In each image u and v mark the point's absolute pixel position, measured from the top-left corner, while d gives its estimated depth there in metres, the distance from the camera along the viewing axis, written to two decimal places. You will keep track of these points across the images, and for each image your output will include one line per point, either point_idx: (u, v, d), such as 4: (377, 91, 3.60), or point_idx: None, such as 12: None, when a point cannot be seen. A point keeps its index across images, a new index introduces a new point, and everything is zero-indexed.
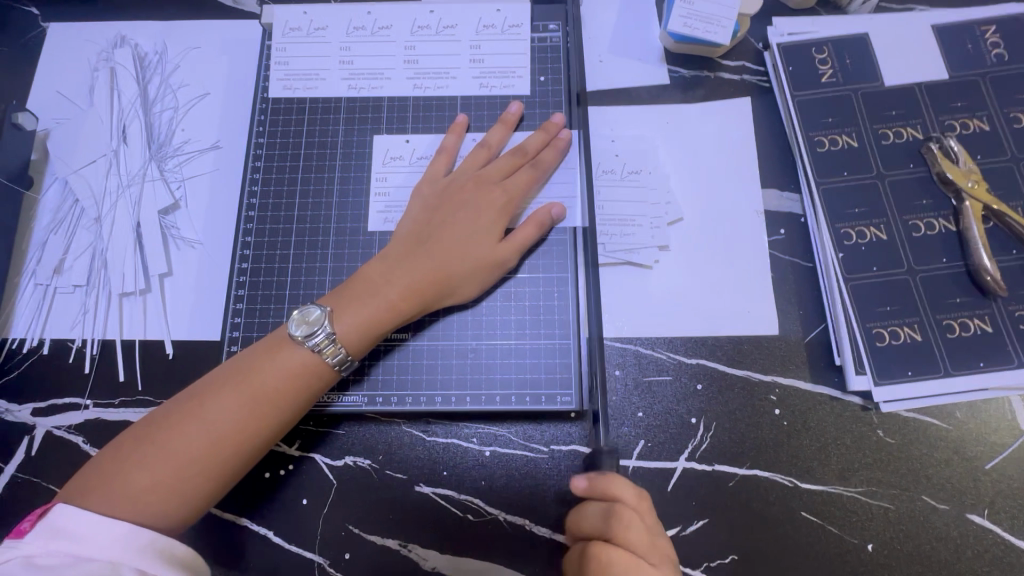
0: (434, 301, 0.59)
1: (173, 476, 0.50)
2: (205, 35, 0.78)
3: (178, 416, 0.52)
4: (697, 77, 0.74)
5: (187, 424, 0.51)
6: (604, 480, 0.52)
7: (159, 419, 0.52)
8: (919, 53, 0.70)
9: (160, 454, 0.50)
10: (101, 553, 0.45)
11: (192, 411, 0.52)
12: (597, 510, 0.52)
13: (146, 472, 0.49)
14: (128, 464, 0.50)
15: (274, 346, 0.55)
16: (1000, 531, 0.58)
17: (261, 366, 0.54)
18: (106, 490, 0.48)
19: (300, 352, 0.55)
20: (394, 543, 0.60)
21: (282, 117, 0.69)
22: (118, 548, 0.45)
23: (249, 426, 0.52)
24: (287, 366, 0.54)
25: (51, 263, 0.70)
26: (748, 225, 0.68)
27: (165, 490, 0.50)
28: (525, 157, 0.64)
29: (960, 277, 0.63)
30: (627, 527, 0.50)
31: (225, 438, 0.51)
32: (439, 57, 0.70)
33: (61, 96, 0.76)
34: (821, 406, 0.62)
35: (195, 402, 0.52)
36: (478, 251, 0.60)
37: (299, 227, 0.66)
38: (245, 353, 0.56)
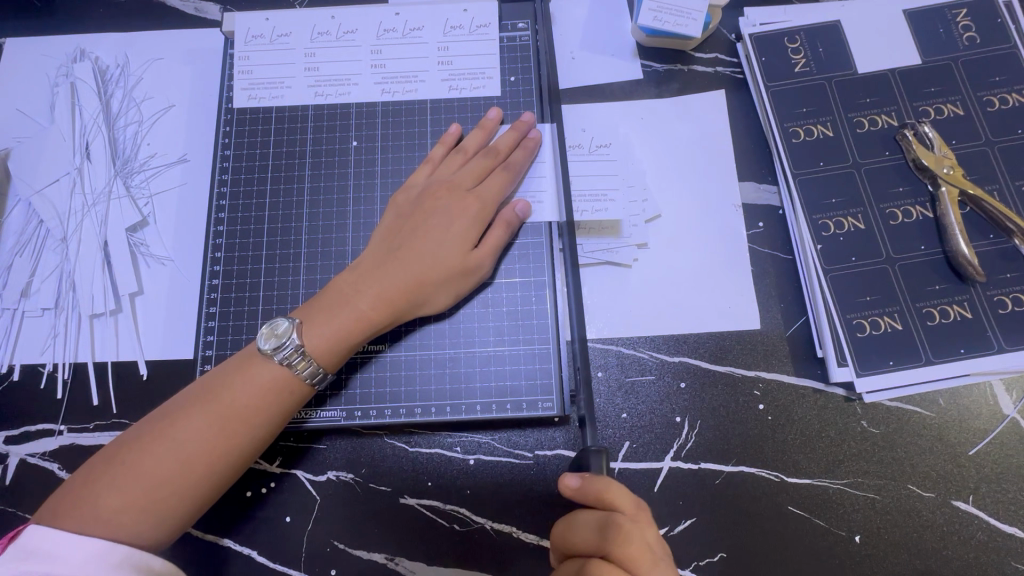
0: (409, 310, 0.58)
1: (146, 498, 0.49)
2: (168, 46, 0.76)
3: (150, 436, 0.51)
4: (671, 71, 0.73)
5: (158, 446, 0.50)
6: (599, 481, 0.48)
7: (130, 440, 0.51)
8: (892, 40, 0.70)
9: (131, 476, 0.49)
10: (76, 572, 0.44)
11: (163, 431, 0.51)
12: (594, 521, 0.48)
13: (118, 495, 0.48)
14: (100, 488, 0.48)
15: (248, 362, 0.54)
16: (986, 516, 0.58)
17: (233, 381, 0.53)
18: (80, 515, 0.47)
19: (270, 367, 0.54)
20: (381, 557, 0.59)
21: (248, 128, 0.68)
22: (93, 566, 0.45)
23: (222, 445, 0.51)
24: (260, 380, 0.53)
25: (18, 286, 0.68)
26: (725, 219, 0.67)
27: (139, 514, 0.48)
28: (502, 161, 0.63)
29: (937, 264, 0.63)
30: (628, 539, 0.46)
31: (198, 457, 0.50)
32: (406, 61, 0.69)
33: (20, 114, 0.74)
34: (803, 399, 0.62)
35: (167, 422, 0.51)
36: (453, 260, 0.59)
37: (270, 240, 0.65)
38: (217, 370, 0.55)
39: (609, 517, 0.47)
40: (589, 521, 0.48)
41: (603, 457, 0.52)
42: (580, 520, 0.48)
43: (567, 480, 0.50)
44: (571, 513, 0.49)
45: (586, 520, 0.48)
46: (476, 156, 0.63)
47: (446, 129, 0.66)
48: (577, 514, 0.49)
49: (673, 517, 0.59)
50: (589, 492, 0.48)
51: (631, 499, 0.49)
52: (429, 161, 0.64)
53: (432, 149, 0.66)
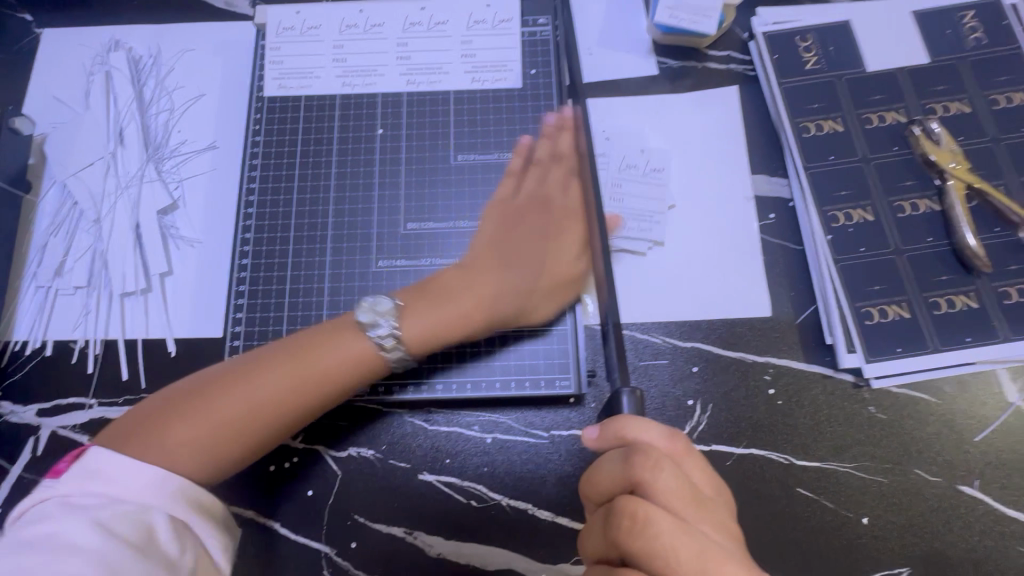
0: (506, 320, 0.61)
1: (209, 437, 0.51)
2: (200, 37, 0.79)
3: (221, 383, 0.53)
4: (685, 68, 0.75)
5: (227, 393, 0.53)
6: (621, 423, 0.48)
7: (202, 383, 0.54)
8: (901, 39, 0.72)
9: (196, 417, 0.51)
10: (131, 497, 0.47)
11: (241, 375, 0.53)
12: (617, 458, 0.47)
13: (182, 431, 0.51)
14: (165, 423, 0.51)
15: (339, 328, 0.56)
16: (990, 500, 0.60)
17: (307, 346, 0.55)
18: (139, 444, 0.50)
19: (360, 341, 0.56)
20: (400, 531, 0.61)
21: (277, 115, 0.70)
22: (148, 492, 0.48)
23: (296, 398, 0.53)
24: (339, 351, 0.55)
25: (52, 265, 0.70)
26: (737, 210, 0.69)
27: (195, 449, 0.51)
28: (560, 175, 0.66)
29: (944, 255, 0.64)
30: (658, 468, 0.44)
31: (270, 403, 0.52)
32: (430, 54, 0.72)
33: (57, 101, 0.76)
34: (813, 384, 0.63)
35: (246, 367, 0.54)
36: (555, 272, 0.63)
37: (297, 223, 0.67)
38: (300, 333, 0.57)
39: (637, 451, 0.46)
40: (618, 461, 0.46)
41: (635, 395, 0.50)
42: (605, 463, 0.47)
43: (589, 432, 0.50)
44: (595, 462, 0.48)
45: (613, 459, 0.47)
46: (552, 166, 0.66)
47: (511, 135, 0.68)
48: (603, 461, 0.48)
49: None
50: (612, 434, 0.48)
51: (661, 433, 0.47)
52: (511, 173, 0.67)
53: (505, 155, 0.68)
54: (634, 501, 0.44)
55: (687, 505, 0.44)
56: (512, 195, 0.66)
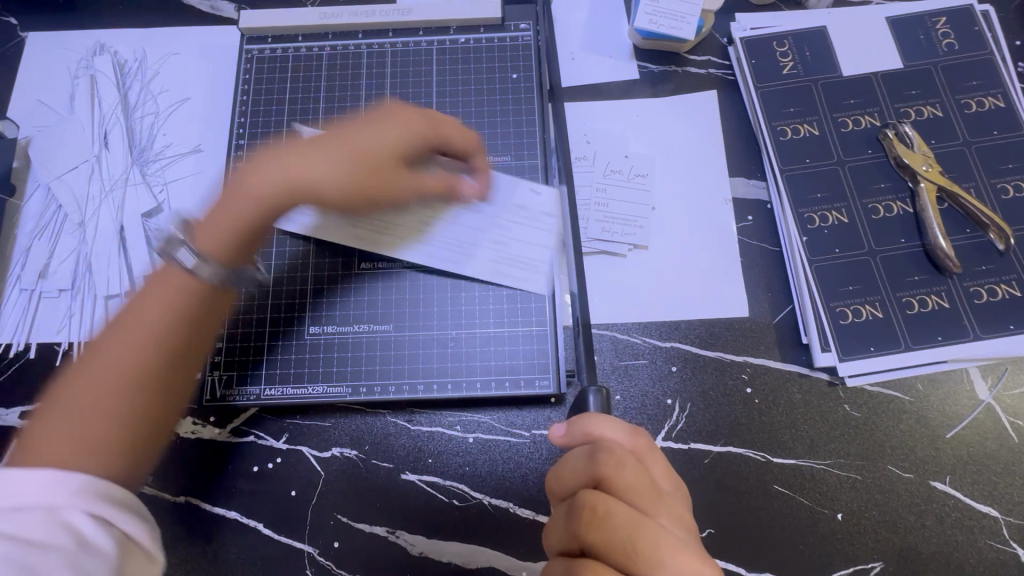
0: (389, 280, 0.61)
1: (130, 425, 0.48)
2: (184, 41, 0.79)
3: (122, 362, 0.49)
4: (666, 72, 0.76)
5: (135, 371, 0.49)
6: (590, 421, 0.49)
7: (99, 367, 0.49)
8: (875, 45, 0.74)
9: (107, 407, 0.48)
10: (29, 500, 0.40)
11: (87, 367, 0.49)
12: (582, 455, 0.48)
13: (91, 427, 0.47)
14: (65, 420, 0.46)
15: (160, 272, 0.54)
16: (962, 495, 0.61)
17: (139, 308, 0.52)
18: (42, 451, 0.44)
19: (210, 231, 0.57)
20: (383, 530, 0.62)
21: (262, 119, 0.71)
22: (49, 492, 0.41)
23: (163, 324, 0.52)
24: (189, 231, 0.56)
25: (36, 268, 0.70)
26: (716, 212, 0.71)
27: (122, 440, 0.47)
28: (438, 134, 0.61)
29: (917, 256, 0.66)
30: (621, 465, 0.46)
31: (130, 383, 0.49)
32: (414, 60, 0.73)
33: (41, 104, 0.77)
34: (789, 382, 0.65)
35: (90, 356, 0.50)
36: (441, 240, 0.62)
37: (280, 225, 0.68)
38: (169, 243, 0.55)
39: (602, 447, 0.47)
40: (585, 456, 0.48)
41: (601, 393, 0.53)
42: (571, 458, 0.49)
43: (557, 428, 0.51)
44: (561, 456, 0.50)
45: (580, 455, 0.48)
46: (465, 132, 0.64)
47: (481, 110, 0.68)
48: (569, 455, 0.49)
49: None
50: (580, 431, 0.49)
51: (625, 432, 0.49)
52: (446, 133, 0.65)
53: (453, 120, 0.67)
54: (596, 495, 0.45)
55: (647, 498, 0.46)
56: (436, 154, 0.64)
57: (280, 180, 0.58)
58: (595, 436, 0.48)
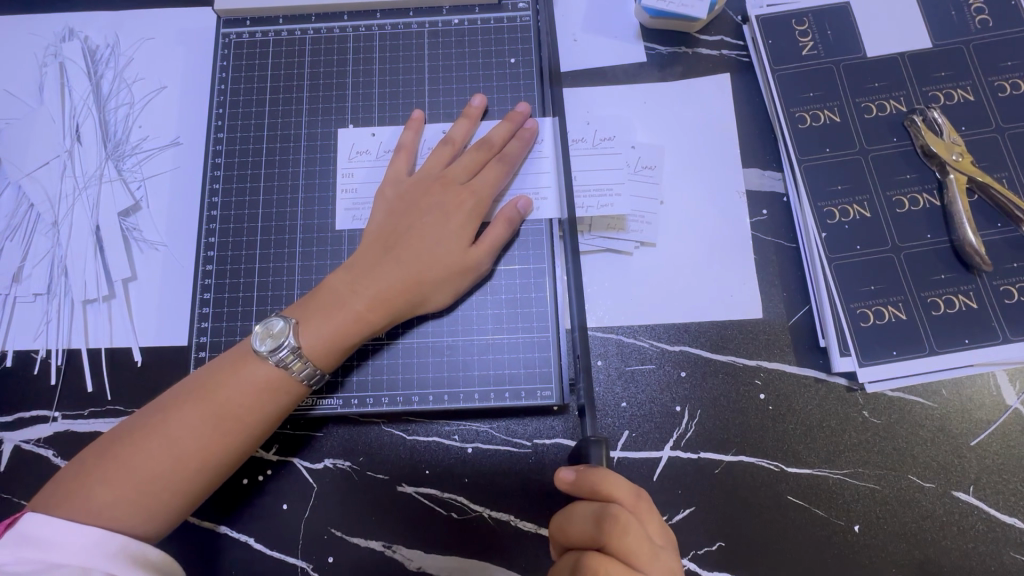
0: (404, 313, 0.57)
1: (171, 502, 0.50)
2: (159, 25, 0.74)
3: (173, 433, 0.50)
4: (675, 54, 0.71)
5: (196, 456, 0.50)
6: (594, 475, 0.48)
7: (165, 435, 0.50)
8: (902, 21, 0.68)
9: (156, 477, 0.49)
10: (71, 559, 0.45)
11: (150, 425, 0.51)
12: (591, 513, 0.47)
13: (136, 493, 0.49)
14: (119, 478, 0.49)
15: (239, 360, 0.54)
16: (985, 506, 0.58)
17: (221, 383, 0.52)
18: (91, 502, 0.48)
19: (265, 366, 0.53)
20: (379, 544, 0.59)
21: (243, 110, 0.66)
22: (87, 554, 0.45)
23: (202, 455, 0.51)
24: (245, 381, 0.52)
25: (9, 271, 0.67)
26: (729, 206, 0.66)
27: (160, 512, 0.49)
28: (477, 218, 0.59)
29: (943, 252, 0.62)
30: (627, 530, 0.46)
31: (176, 453, 0.50)
32: (404, 43, 0.68)
33: (8, 95, 0.72)
34: (804, 388, 0.61)
35: (158, 415, 0.51)
36: (449, 268, 0.58)
37: (264, 226, 0.64)
38: (234, 382, 0.52)
39: (608, 507, 0.47)
40: (587, 512, 0.48)
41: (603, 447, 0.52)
42: (579, 515, 0.48)
43: (565, 475, 0.50)
44: (568, 507, 0.49)
45: (584, 509, 0.48)
46: (475, 152, 0.61)
47: (471, 102, 0.64)
48: (575, 508, 0.48)
49: (672, 506, 0.59)
50: (587, 484, 0.48)
51: (626, 486, 0.48)
52: (451, 142, 0.62)
53: (454, 124, 0.64)
54: (602, 560, 0.45)
55: (648, 559, 0.45)
56: (443, 169, 0.61)
57: (340, 274, 0.57)
58: (599, 491, 0.47)
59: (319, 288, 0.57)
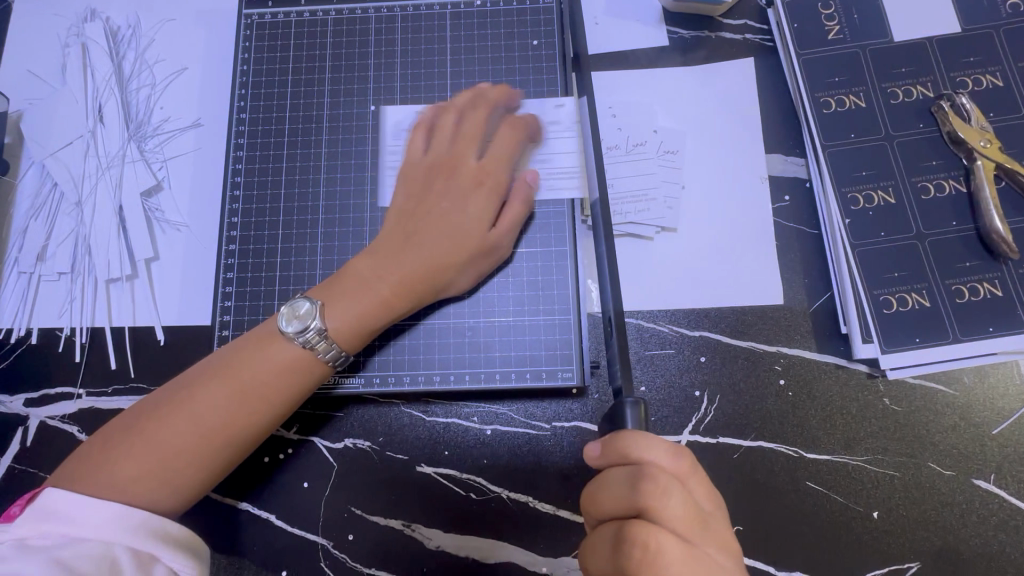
0: (426, 298, 0.58)
1: (193, 479, 0.51)
2: (180, 6, 0.74)
3: (196, 410, 0.51)
4: (697, 37, 0.70)
5: (219, 433, 0.51)
6: (622, 441, 0.45)
7: (188, 413, 0.51)
8: (931, 6, 0.67)
9: (179, 452, 0.50)
10: (91, 534, 0.45)
11: (173, 402, 0.52)
12: (625, 479, 0.45)
13: (159, 468, 0.49)
14: (143, 453, 0.49)
15: (262, 339, 0.54)
16: (1006, 495, 0.58)
17: (244, 362, 0.53)
18: (116, 477, 0.48)
19: (290, 347, 0.53)
20: (398, 523, 0.60)
21: (265, 91, 0.67)
22: (106, 529, 0.45)
23: (224, 433, 0.51)
24: (267, 361, 0.53)
25: (34, 250, 0.68)
26: (751, 192, 0.66)
27: (181, 488, 0.50)
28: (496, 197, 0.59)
29: (969, 240, 0.61)
30: (668, 494, 0.44)
31: (200, 430, 0.51)
32: (426, 25, 0.67)
33: (31, 75, 0.72)
34: (824, 374, 0.61)
35: (181, 392, 0.52)
36: (468, 249, 0.58)
37: (287, 207, 0.64)
38: (256, 360, 0.53)
39: (646, 474, 0.44)
40: (621, 478, 0.45)
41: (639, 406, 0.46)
42: (613, 484, 0.46)
43: (591, 449, 0.48)
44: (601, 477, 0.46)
45: (618, 477, 0.45)
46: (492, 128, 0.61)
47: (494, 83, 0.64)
48: (608, 477, 0.46)
49: None
50: (617, 451, 0.45)
51: (666, 449, 0.45)
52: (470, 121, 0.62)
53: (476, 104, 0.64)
54: (646, 530, 0.43)
55: (693, 525, 0.44)
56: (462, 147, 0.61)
57: (363, 259, 0.57)
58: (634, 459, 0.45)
59: (341, 272, 0.58)
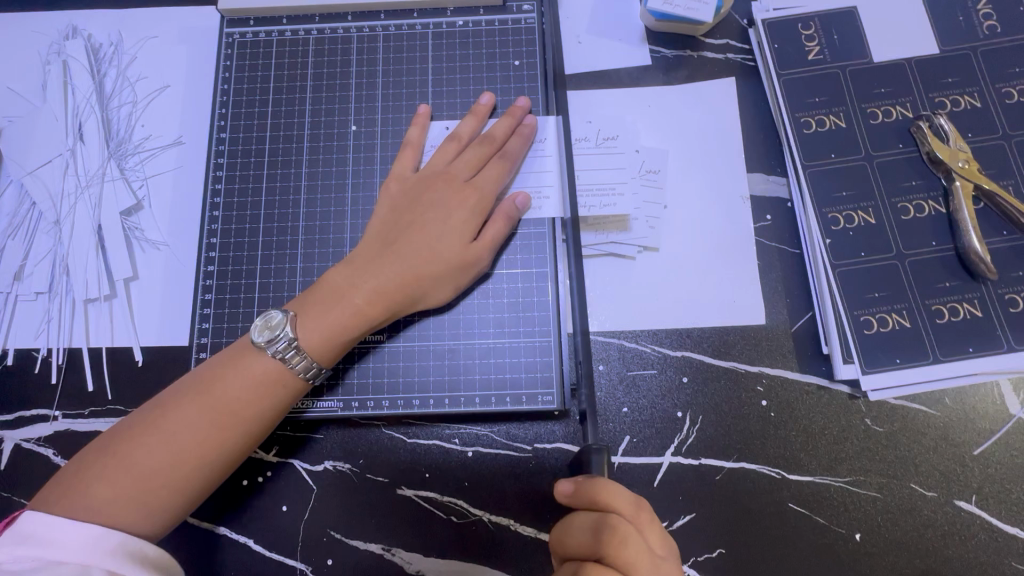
0: (404, 307, 0.57)
1: (169, 501, 0.50)
2: (162, 24, 0.74)
3: (171, 430, 0.50)
4: (679, 57, 0.71)
5: (195, 453, 0.50)
6: (593, 484, 0.48)
7: (163, 431, 0.50)
8: (909, 27, 0.68)
9: (155, 474, 0.49)
10: (70, 556, 0.44)
11: (148, 423, 0.51)
12: (588, 522, 0.48)
13: (134, 491, 0.48)
14: (118, 475, 0.48)
15: (239, 355, 0.54)
16: (988, 516, 0.58)
17: (220, 379, 0.52)
18: (89, 499, 0.47)
19: (264, 359, 0.53)
20: (378, 547, 0.59)
21: (245, 110, 0.66)
22: (86, 552, 0.45)
23: (201, 452, 0.50)
24: (244, 377, 0.52)
25: (11, 269, 0.67)
26: (733, 211, 0.66)
27: (157, 510, 0.49)
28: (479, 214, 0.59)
29: (948, 260, 0.61)
30: (624, 541, 0.46)
31: (176, 450, 0.50)
32: (408, 45, 0.67)
33: (11, 92, 0.72)
34: (806, 395, 0.61)
35: (156, 413, 0.51)
36: (449, 263, 0.57)
37: (266, 226, 0.63)
38: (233, 377, 0.52)
39: (606, 518, 0.47)
40: (586, 523, 0.48)
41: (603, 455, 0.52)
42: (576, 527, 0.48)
43: (562, 487, 0.50)
44: (567, 518, 0.49)
45: (583, 522, 0.48)
46: (476, 147, 0.61)
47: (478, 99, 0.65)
48: (573, 519, 0.49)
49: (673, 512, 0.58)
50: (585, 496, 0.48)
51: (629, 499, 0.48)
52: (457, 140, 0.62)
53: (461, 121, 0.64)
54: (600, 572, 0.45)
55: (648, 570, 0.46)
56: (447, 164, 0.61)
57: (340, 269, 0.57)
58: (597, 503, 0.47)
59: (317, 282, 0.57)
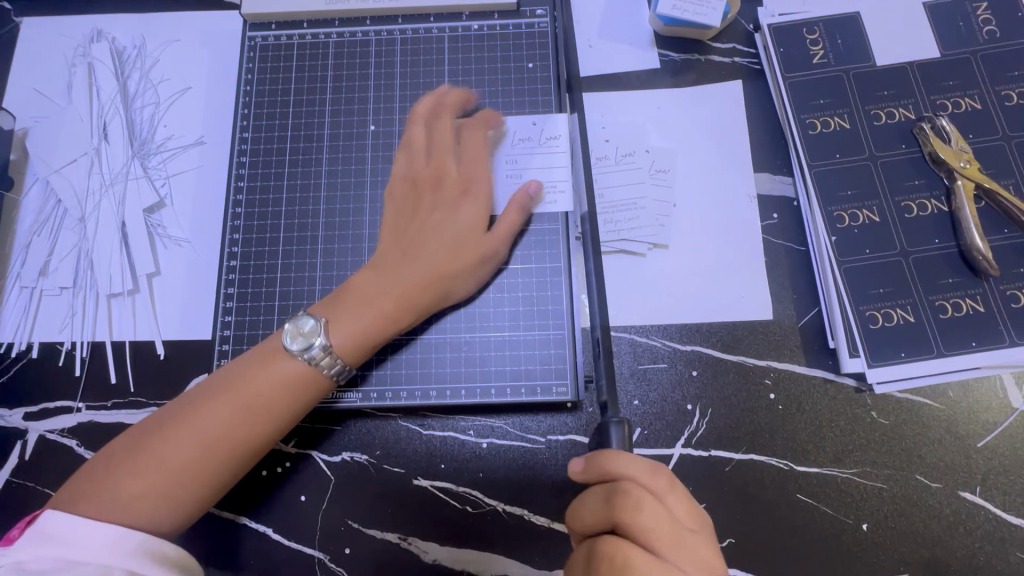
0: (430, 307, 0.59)
1: (195, 496, 0.51)
2: (185, 27, 0.76)
3: (199, 427, 0.52)
4: (687, 60, 0.73)
5: (221, 449, 0.52)
6: (602, 457, 0.49)
7: (191, 428, 0.51)
8: (911, 31, 0.70)
9: (183, 470, 0.51)
10: (92, 556, 0.46)
11: (176, 419, 0.52)
12: (600, 495, 0.49)
13: (163, 485, 0.50)
14: (147, 470, 0.50)
15: (265, 354, 0.55)
16: (992, 506, 0.59)
17: (247, 377, 0.54)
18: (120, 494, 0.49)
19: (294, 362, 0.54)
20: (394, 537, 0.60)
21: (267, 111, 0.68)
22: (108, 552, 0.46)
23: (228, 448, 0.52)
24: (269, 376, 0.54)
25: (37, 265, 0.69)
26: (740, 210, 0.68)
27: (184, 505, 0.51)
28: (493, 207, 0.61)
29: (951, 257, 0.63)
30: (637, 509, 0.46)
31: (204, 446, 0.51)
32: (424, 49, 0.70)
33: (37, 94, 0.74)
34: (813, 388, 0.62)
35: (184, 409, 0.53)
36: (467, 254, 0.59)
37: (287, 223, 0.65)
38: (259, 376, 0.54)
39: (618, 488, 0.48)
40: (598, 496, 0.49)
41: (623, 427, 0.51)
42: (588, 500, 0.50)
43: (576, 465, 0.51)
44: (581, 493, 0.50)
45: (596, 496, 0.49)
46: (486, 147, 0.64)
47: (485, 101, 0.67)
48: (587, 495, 0.50)
49: None
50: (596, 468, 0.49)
51: (643, 467, 0.48)
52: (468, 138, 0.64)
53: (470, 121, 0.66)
54: (617, 545, 0.47)
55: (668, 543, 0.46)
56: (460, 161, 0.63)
57: (368, 271, 0.59)
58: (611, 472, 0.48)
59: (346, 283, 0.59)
